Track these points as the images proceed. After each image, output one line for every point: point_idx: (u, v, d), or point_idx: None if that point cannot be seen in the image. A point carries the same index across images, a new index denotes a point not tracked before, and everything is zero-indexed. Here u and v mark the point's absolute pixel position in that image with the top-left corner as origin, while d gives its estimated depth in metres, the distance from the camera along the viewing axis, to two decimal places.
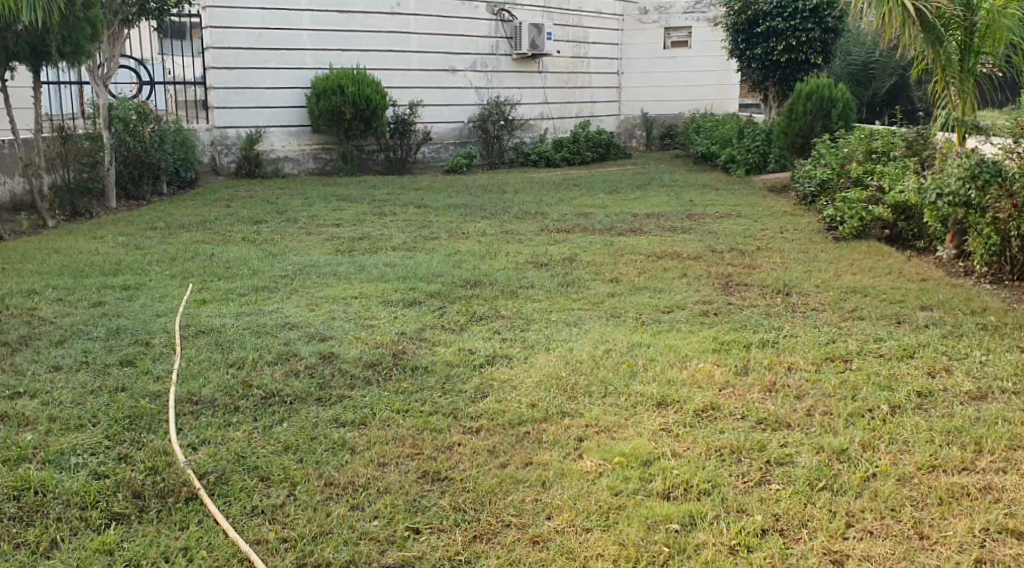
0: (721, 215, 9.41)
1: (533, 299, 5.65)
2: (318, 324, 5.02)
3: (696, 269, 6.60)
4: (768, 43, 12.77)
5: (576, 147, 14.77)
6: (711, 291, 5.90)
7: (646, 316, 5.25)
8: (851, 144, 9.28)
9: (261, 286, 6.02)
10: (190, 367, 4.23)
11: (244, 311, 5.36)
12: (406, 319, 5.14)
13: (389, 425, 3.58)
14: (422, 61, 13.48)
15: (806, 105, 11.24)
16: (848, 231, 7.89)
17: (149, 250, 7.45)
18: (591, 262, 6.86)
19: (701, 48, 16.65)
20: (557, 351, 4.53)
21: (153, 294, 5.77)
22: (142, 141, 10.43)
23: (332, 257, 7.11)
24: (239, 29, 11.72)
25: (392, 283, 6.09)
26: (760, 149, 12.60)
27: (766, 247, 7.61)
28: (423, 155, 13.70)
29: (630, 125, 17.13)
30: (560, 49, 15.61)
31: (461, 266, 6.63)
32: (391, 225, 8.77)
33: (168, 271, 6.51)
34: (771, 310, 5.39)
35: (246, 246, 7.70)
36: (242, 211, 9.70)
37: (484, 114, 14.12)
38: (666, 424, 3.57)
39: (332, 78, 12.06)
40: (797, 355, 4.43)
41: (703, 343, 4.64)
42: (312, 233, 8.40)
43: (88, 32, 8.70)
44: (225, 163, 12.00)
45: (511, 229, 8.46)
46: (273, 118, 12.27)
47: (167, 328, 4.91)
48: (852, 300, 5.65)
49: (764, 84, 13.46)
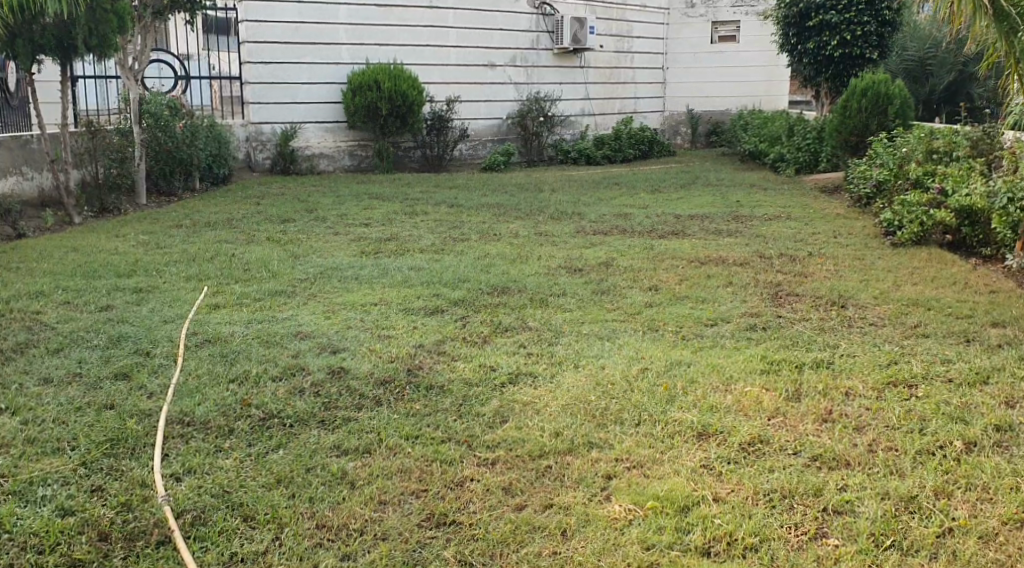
0: (769, 217, 8.92)
1: (565, 309, 5.25)
2: (331, 334, 4.68)
3: (741, 277, 6.15)
4: (821, 36, 12.22)
5: (618, 144, 14.31)
6: (759, 302, 5.45)
7: (687, 330, 4.83)
8: (910, 143, 8.73)
9: (279, 290, 5.70)
10: (187, 382, 3.91)
11: (256, 318, 5.03)
12: (427, 330, 4.78)
13: (395, 455, 3.21)
14: (461, 56, 13.12)
15: (861, 101, 10.66)
16: (907, 236, 7.40)
17: (169, 249, 7.19)
18: (628, 267, 6.45)
19: (750, 41, 15.94)
20: (588, 369, 4.13)
21: (165, 297, 5.47)
22: (173, 137, 10.19)
23: (356, 259, 6.79)
24: (275, 22, 11.46)
25: (416, 288, 5.74)
26: (811, 147, 12.05)
27: (818, 253, 7.11)
28: (460, 152, 13.34)
29: (674, 122, 16.68)
30: (603, 44, 15.18)
31: (490, 271, 6.26)
32: (421, 225, 8.44)
33: (184, 272, 6.24)
34: (824, 325, 4.94)
35: (270, 246, 7.41)
36: (271, 209, 9.43)
37: (524, 110, 13.75)
38: (708, 461, 3.15)
39: (368, 73, 11.76)
40: (856, 379, 3.99)
41: (750, 364, 4.21)
42: (340, 232, 8.10)
43: (117, 24, 8.46)
44: (259, 159, 11.77)
45: (546, 230, 8.09)
46: (308, 113, 12.01)
47: (172, 336, 4.60)
48: (914, 314, 5.17)
49: (816, 80, 12.87)
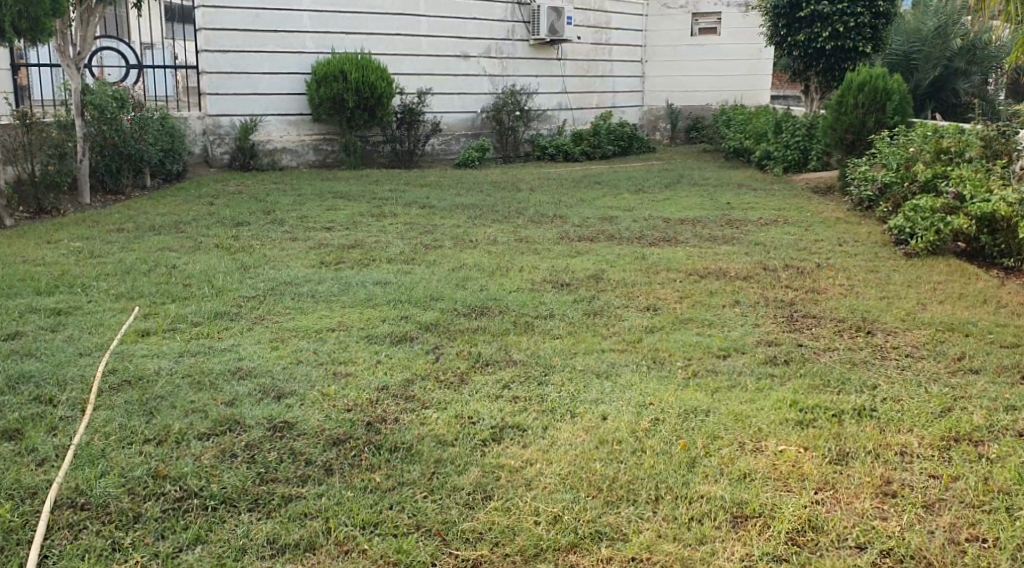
0: (766, 221, 8.26)
1: (554, 336, 4.53)
2: (277, 373, 3.92)
3: (748, 295, 5.46)
4: (812, 27, 11.51)
5: (597, 140, 13.60)
6: (774, 327, 4.75)
7: (698, 363, 4.14)
8: (915, 141, 8.05)
9: (221, 311, 4.93)
10: (90, 443, 3.15)
11: (189, 349, 4.26)
12: (392, 366, 4.03)
13: (346, 558, 2.52)
14: (433, 46, 12.32)
15: (858, 97, 9.89)
16: (922, 246, 6.69)
17: (103, 258, 6.38)
18: (621, 282, 5.75)
19: (732, 34, 15.36)
20: (586, 421, 3.42)
21: (85, 321, 4.68)
22: (120, 131, 9.30)
23: (314, 271, 6.02)
24: (235, 8, 10.62)
25: (382, 309, 5.00)
26: (800, 145, 11.36)
27: (826, 264, 6.45)
28: (431, 147, 12.56)
29: (654, 117, 15.97)
30: (581, 35, 14.44)
31: (466, 286, 5.54)
32: (388, 230, 7.69)
33: (115, 287, 5.44)
34: (854, 357, 4.26)
35: (218, 256, 6.62)
36: (225, 211, 8.62)
37: (498, 104, 12.98)
38: (751, 561, 2.53)
39: (333, 62, 10.95)
40: (909, 434, 3.32)
41: (779, 414, 3.52)
42: (298, 238, 7.32)
43: (49, 7, 7.56)
44: (217, 154, 10.90)
45: (526, 237, 7.37)
46: (270, 105, 11.16)
47: (83, 376, 3.82)
48: (952, 342, 4.51)
49: (805, 74, 12.22)
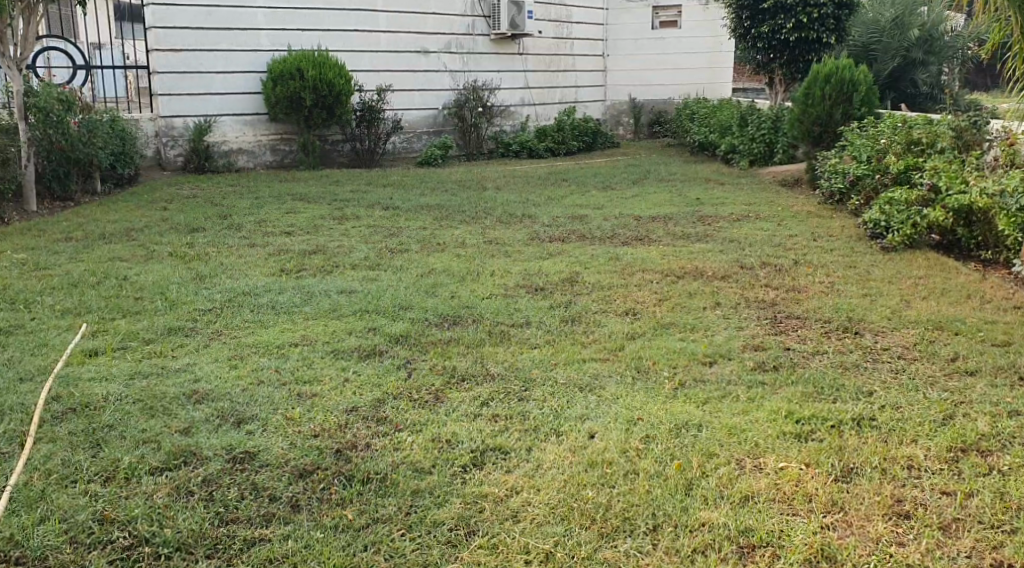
0: (738, 217, 8.11)
1: (531, 346, 4.29)
2: (236, 396, 3.64)
3: (729, 295, 5.27)
4: (775, 19, 11.36)
5: (561, 136, 13.36)
6: (759, 330, 4.56)
7: (684, 372, 3.92)
8: (885, 133, 7.92)
9: (175, 327, 4.63)
10: (29, 483, 2.87)
11: (140, 370, 3.95)
12: (360, 384, 3.76)
13: None
14: (392, 42, 12.01)
15: (824, 88, 9.56)
16: (899, 239, 6.55)
17: (48, 270, 6.01)
18: (597, 285, 5.53)
19: (692, 27, 15.24)
20: (572, 440, 3.19)
21: (27, 341, 4.34)
22: (67, 134, 8.79)
23: (275, 280, 5.71)
24: (185, 5, 10.22)
25: (348, 321, 4.73)
26: (766, 138, 11.23)
27: (804, 260, 6.29)
28: (393, 146, 12.26)
29: (616, 111, 15.71)
30: (542, 29, 14.19)
31: (436, 293, 5.28)
32: (351, 234, 7.39)
33: (60, 301, 5.09)
34: (845, 360, 4.08)
35: (173, 265, 6.28)
36: (179, 216, 8.24)
37: (460, 100, 12.71)
38: None
39: (290, 60, 10.59)
40: (913, 445, 3.17)
41: (775, 426, 3.33)
42: (257, 245, 7.01)
43: None
44: (171, 157, 10.50)
45: (494, 238, 7.13)
46: (225, 105, 10.78)
47: (24, 405, 3.51)
48: (942, 341, 4.36)
49: (770, 66, 12.09)
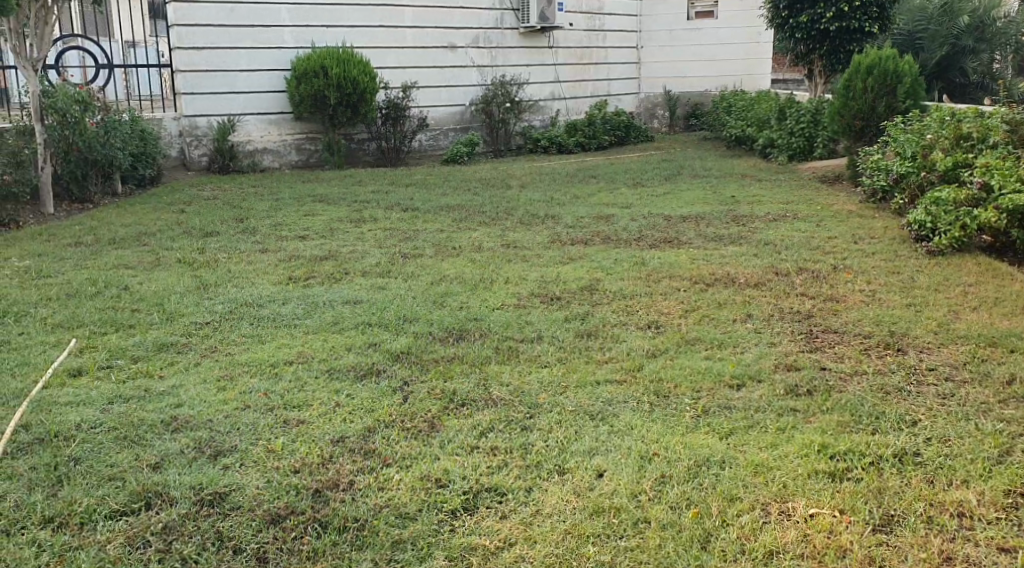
0: (773, 217, 7.70)
1: (543, 364, 3.97)
2: (218, 423, 3.36)
3: (761, 306, 4.90)
4: (815, 8, 10.89)
5: (592, 131, 12.96)
6: (793, 347, 4.19)
7: (710, 396, 3.57)
8: (931, 127, 7.44)
9: (167, 343, 4.36)
10: None
11: (122, 392, 3.68)
12: (353, 410, 3.46)
13: None
14: (418, 37, 11.72)
15: (866, 80, 9.05)
16: (946, 242, 6.12)
17: (51, 278, 5.79)
18: (619, 293, 5.19)
19: (729, 18, 14.76)
20: (577, 479, 2.90)
21: (10, 360, 4.10)
22: (85, 135, 8.39)
23: (280, 289, 5.44)
24: (207, 2, 10.00)
25: (350, 335, 4.44)
26: (804, 132, 10.75)
27: (843, 265, 5.88)
28: (419, 143, 11.99)
29: (651, 104, 15.30)
30: (573, 22, 13.81)
31: (446, 304, 4.98)
32: (366, 237, 7.12)
33: (54, 314, 4.85)
34: (887, 381, 3.70)
35: (179, 272, 6.03)
36: (194, 218, 8.00)
37: (488, 96, 12.37)
38: None
39: (312, 58, 10.34)
40: (967, 487, 2.82)
41: (806, 461, 2.98)
42: (269, 249, 6.76)
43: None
44: (194, 157, 10.31)
45: (514, 241, 6.81)
46: (248, 103, 10.56)
47: None
48: (999, 360, 3.95)
49: (809, 57, 11.56)
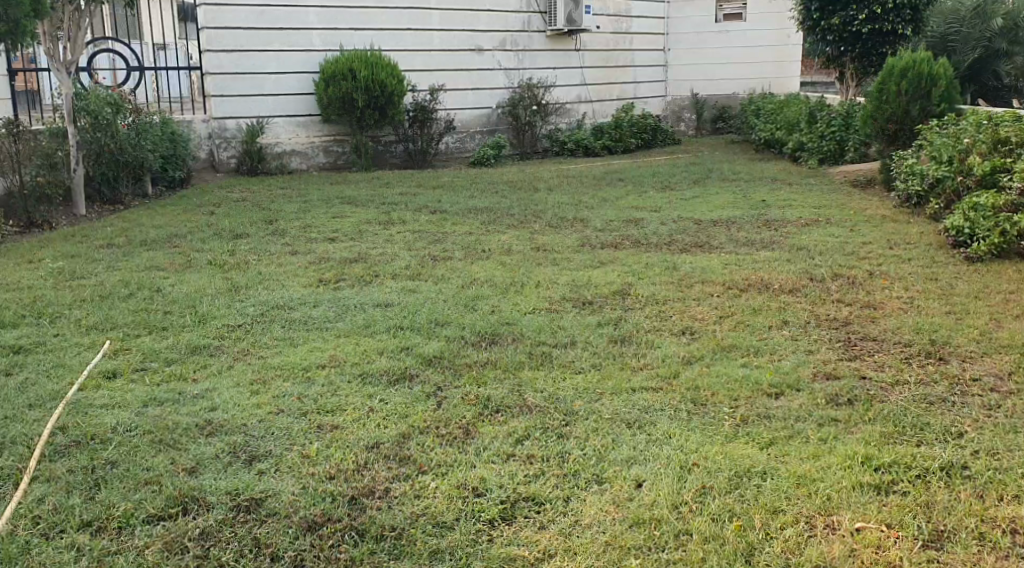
0: (806, 221, 7.61)
1: (577, 370, 3.92)
2: (251, 427, 3.34)
3: (796, 312, 4.82)
4: (847, 10, 10.74)
5: (619, 133, 12.88)
6: (831, 355, 4.12)
7: (748, 404, 3.52)
8: (968, 131, 7.30)
9: (200, 346, 4.36)
10: (12, 534, 2.70)
11: (156, 395, 3.67)
12: (387, 415, 3.44)
13: None
14: (445, 40, 11.70)
15: (899, 83, 8.89)
16: (986, 248, 5.98)
17: (84, 279, 5.82)
18: (651, 298, 5.13)
19: (758, 20, 14.73)
20: (617, 490, 2.87)
21: (45, 362, 4.12)
22: (116, 137, 8.44)
23: (311, 292, 5.43)
24: (237, 5, 10.05)
25: (381, 339, 4.42)
26: (836, 135, 10.62)
27: (879, 271, 5.79)
28: (446, 145, 11.97)
29: (678, 107, 15.11)
30: (600, 24, 13.73)
31: (477, 308, 4.94)
32: (396, 240, 7.11)
33: (87, 316, 4.87)
34: (930, 391, 3.62)
35: (210, 274, 6.04)
36: (224, 220, 8.02)
37: (515, 98, 12.31)
38: None
39: (341, 60, 10.37)
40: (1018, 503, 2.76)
41: (851, 473, 2.93)
42: (298, 252, 6.76)
43: (30, 8, 6.39)
44: (224, 159, 10.36)
45: (544, 244, 6.77)
46: (277, 106, 10.59)
47: (27, 437, 3.27)
48: None
49: (840, 60, 11.41)
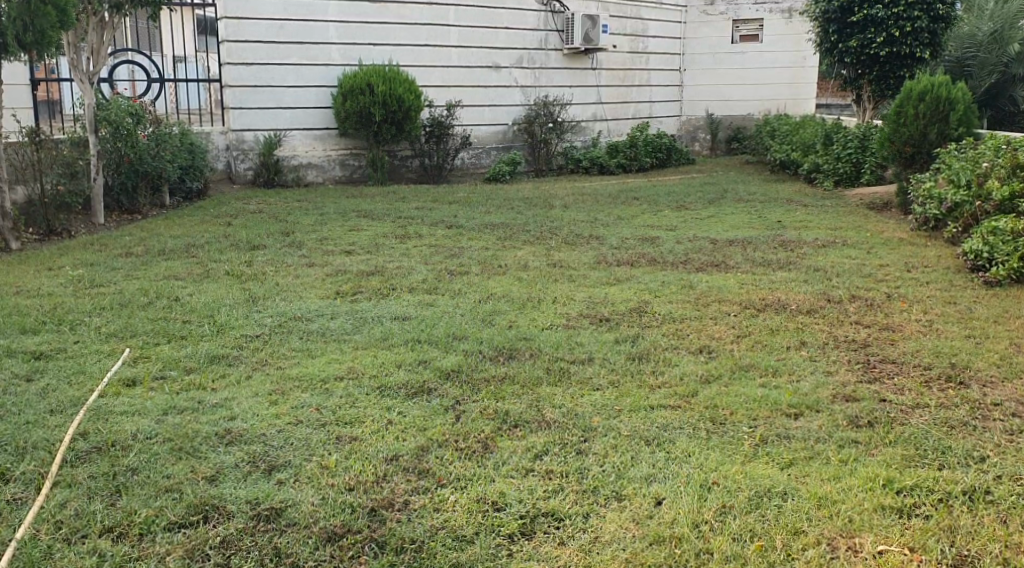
0: (822, 242, 7.60)
1: (594, 387, 3.91)
2: (271, 437, 3.34)
3: (814, 334, 4.81)
4: (865, 33, 10.73)
5: (634, 152, 12.92)
6: (850, 377, 4.10)
7: (768, 425, 3.49)
8: (987, 155, 7.25)
9: (217, 355, 4.38)
10: (36, 538, 2.72)
11: (175, 404, 3.68)
12: (405, 428, 3.43)
13: None
14: (462, 56, 11.76)
15: (917, 106, 8.82)
16: (1005, 272, 5.94)
17: (102, 287, 5.85)
18: (669, 316, 5.13)
19: (774, 41, 14.59)
20: (637, 508, 2.87)
21: (65, 369, 4.14)
22: (136, 146, 8.48)
23: (329, 304, 5.44)
24: (258, 19, 10.14)
25: (398, 352, 4.43)
26: (852, 158, 10.59)
27: (897, 293, 5.78)
28: (461, 160, 12.01)
29: (692, 126, 15.24)
30: (617, 44, 13.77)
31: (494, 323, 4.94)
32: (412, 254, 7.12)
33: (105, 325, 4.88)
34: (950, 415, 3.60)
35: (228, 284, 6.07)
36: (241, 231, 8.05)
37: (530, 116, 12.34)
38: None
39: (359, 75, 10.42)
40: None
41: (873, 496, 2.91)
42: (315, 263, 6.78)
43: (58, 19, 6.43)
44: (241, 170, 10.41)
45: (559, 261, 6.79)
46: (295, 119, 10.66)
47: (47, 442, 3.28)
48: None
49: (857, 82, 11.41)
